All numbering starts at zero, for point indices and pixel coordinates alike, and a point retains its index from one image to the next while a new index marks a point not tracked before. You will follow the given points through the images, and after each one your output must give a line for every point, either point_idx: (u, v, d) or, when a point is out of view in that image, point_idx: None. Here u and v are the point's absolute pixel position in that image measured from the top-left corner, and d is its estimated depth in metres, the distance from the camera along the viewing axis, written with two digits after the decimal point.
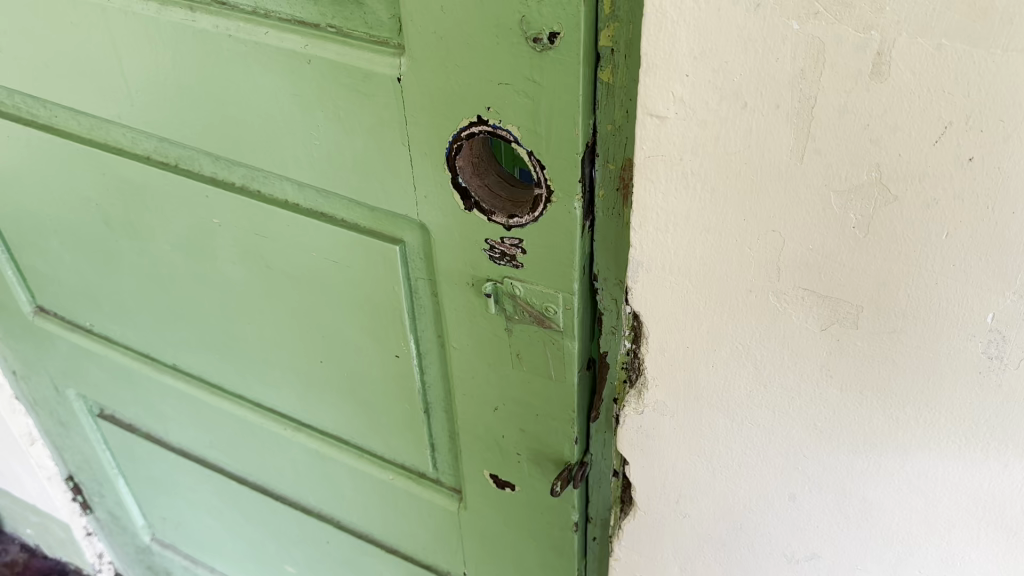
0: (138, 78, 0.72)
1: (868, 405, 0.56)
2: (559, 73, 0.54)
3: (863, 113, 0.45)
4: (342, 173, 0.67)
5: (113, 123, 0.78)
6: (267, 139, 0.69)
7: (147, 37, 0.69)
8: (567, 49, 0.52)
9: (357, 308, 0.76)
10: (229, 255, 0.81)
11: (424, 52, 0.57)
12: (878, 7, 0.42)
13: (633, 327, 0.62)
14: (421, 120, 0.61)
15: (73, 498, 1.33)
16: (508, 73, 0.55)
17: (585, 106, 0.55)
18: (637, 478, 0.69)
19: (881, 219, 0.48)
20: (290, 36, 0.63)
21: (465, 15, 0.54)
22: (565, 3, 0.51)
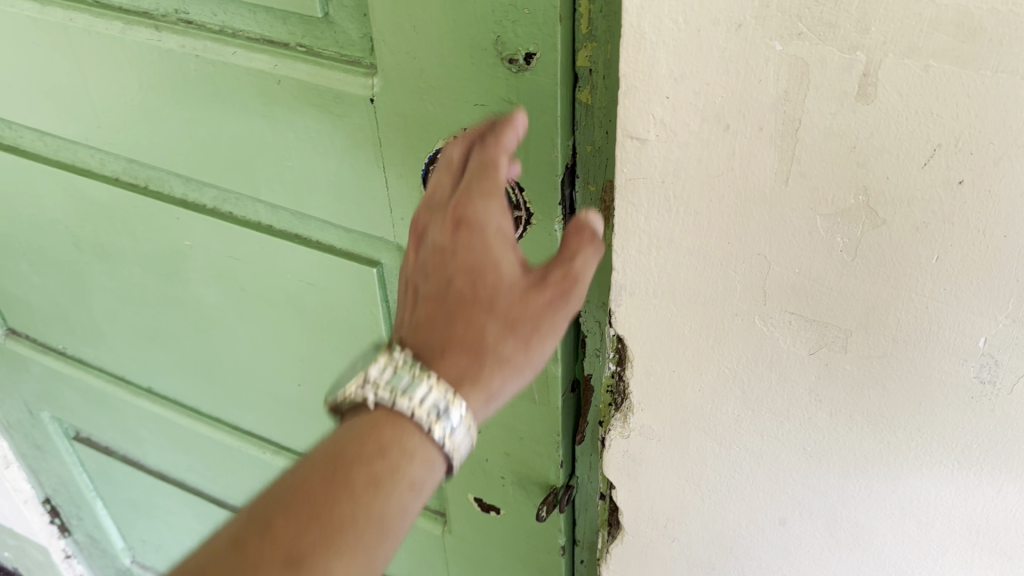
0: (104, 100, 0.70)
1: (859, 430, 0.54)
2: (536, 94, 0.52)
3: (848, 135, 0.44)
4: (316, 194, 0.66)
5: (80, 145, 0.76)
6: (238, 160, 0.67)
7: (112, 56, 0.67)
8: (543, 70, 0.51)
9: (335, 331, 0.74)
10: (202, 277, 0.79)
11: (398, 72, 0.56)
12: (862, 27, 0.40)
13: (618, 349, 0.61)
14: (397, 141, 0.59)
15: (51, 521, 1.31)
16: (484, 94, 0.53)
17: (564, 127, 0.53)
18: (624, 502, 0.68)
19: (868, 244, 0.47)
20: (259, 56, 0.61)
21: (438, 35, 0.52)
22: (541, 24, 0.49)
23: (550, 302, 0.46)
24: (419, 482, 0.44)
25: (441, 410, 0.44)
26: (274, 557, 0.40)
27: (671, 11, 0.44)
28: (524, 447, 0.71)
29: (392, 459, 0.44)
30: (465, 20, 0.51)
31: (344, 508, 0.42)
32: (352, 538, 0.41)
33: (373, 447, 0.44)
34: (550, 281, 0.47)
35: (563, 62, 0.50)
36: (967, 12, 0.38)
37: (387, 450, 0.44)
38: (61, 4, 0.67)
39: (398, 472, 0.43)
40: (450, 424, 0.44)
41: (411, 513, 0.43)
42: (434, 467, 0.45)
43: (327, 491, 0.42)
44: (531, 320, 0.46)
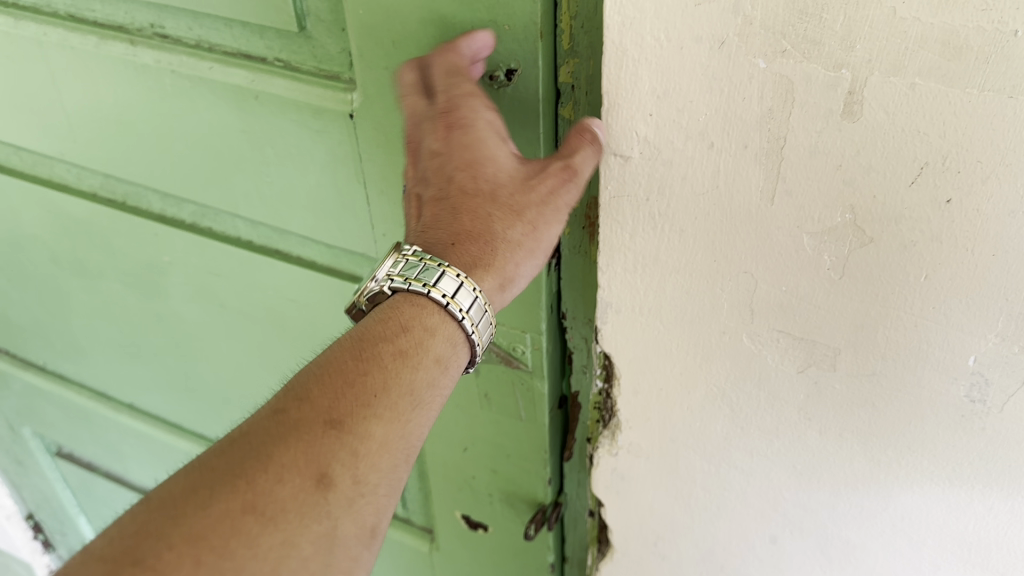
0: (80, 115, 0.69)
1: (848, 448, 0.54)
2: (518, 110, 0.51)
3: (834, 154, 0.43)
4: (297, 210, 0.65)
5: (57, 160, 0.75)
6: (217, 176, 0.66)
7: (87, 71, 0.65)
8: (525, 86, 0.49)
9: (317, 347, 0.73)
10: (182, 294, 0.78)
11: (376, 88, 0.54)
12: (847, 45, 0.40)
13: (605, 366, 0.60)
14: (377, 157, 0.58)
15: (34, 537, 1.29)
16: None
17: (546, 143, 0.52)
18: (613, 519, 0.67)
19: (856, 262, 0.46)
20: (236, 71, 0.59)
21: (418, 50, 0.51)
22: (522, 40, 0.47)
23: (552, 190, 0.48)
24: (443, 357, 0.47)
25: (458, 287, 0.47)
26: (318, 420, 0.42)
27: (653, 28, 0.43)
28: (511, 464, 0.70)
29: (417, 334, 0.46)
30: (445, 36, 0.50)
31: (376, 377, 0.44)
32: (388, 402, 0.44)
33: (397, 325, 0.46)
34: (550, 171, 0.48)
35: (546, 79, 0.49)
36: (953, 30, 0.37)
37: (411, 328, 0.46)
38: (35, 17, 0.66)
39: (423, 347, 0.46)
40: (470, 301, 0.47)
41: (438, 384, 0.46)
42: (457, 342, 0.48)
43: (359, 366, 0.44)
44: (536, 211, 0.48)
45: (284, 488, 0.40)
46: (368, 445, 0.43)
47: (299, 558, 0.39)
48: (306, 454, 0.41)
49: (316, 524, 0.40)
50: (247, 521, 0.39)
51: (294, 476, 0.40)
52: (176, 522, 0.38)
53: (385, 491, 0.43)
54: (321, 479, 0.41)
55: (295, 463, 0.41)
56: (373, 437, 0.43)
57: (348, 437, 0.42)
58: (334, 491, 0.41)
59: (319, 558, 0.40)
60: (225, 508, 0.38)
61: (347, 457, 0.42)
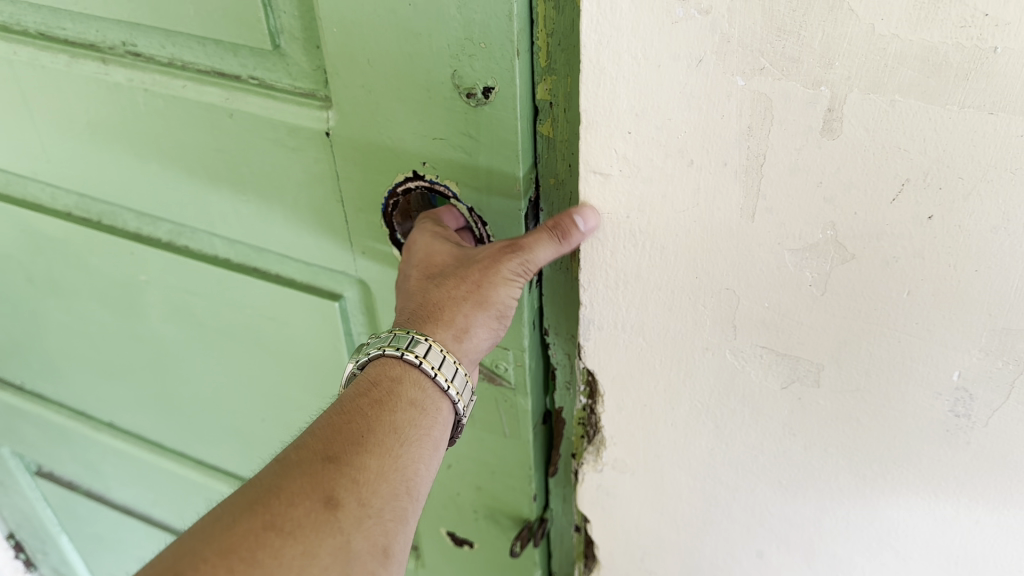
0: (53, 134, 0.68)
1: (834, 462, 0.53)
2: (496, 128, 0.50)
3: (814, 171, 0.43)
4: (274, 228, 0.64)
5: (30, 179, 0.74)
6: (193, 195, 0.65)
7: (58, 90, 0.64)
8: (502, 104, 0.49)
9: (299, 366, 0.72)
10: (161, 313, 0.76)
11: (353, 106, 0.53)
12: (826, 62, 0.39)
13: (588, 382, 0.60)
14: (354, 175, 0.57)
15: (16, 556, 1.27)
16: (444, 128, 0.52)
17: (526, 161, 0.52)
18: (599, 534, 0.67)
19: (838, 279, 0.46)
20: (211, 89, 0.58)
21: (393, 70, 0.50)
22: (498, 58, 0.47)
23: (496, 257, 0.50)
24: (419, 401, 0.50)
25: (413, 341, 0.50)
26: (315, 457, 0.45)
27: (631, 47, 0.43)
28: (496, 481, 0.69)
29: (387, 386, 0.50)
30: (421, 55, 0.49)
31: (360, 424, 0.48)
32: (375, 439, 0.47)
33: (366, 383, 0.50)
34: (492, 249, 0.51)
35: (524, 96, 0.49)
36: (932, 47, 0.37)
37: (380, 382, 0.50)
38: (4, 36, 0.65)
39: (396, 394, 0.50)
40: (423, 347, 0.50)
41: (420, 424, 0.49)
42: (431, 392, 0.51)
43: (343, 417, 0.48)
44: (477, 273, 0.51)
45: (296, 509, 0.43)
46: (365, 473, 0.46)
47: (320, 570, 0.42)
48: (311, 482, 0.44)
49: (331, 540, 0.43)
50: (269, 535, 0.41)
51: (304, 499, 0.43)
52: (205, 542, 0.40)
53: (391, 514, 0.46)
54: (329, 500, 0.44)
55: (302, 489, 0.44)
56: (369, 468, 0.46)
57: (345, 467, 0.46)
58: (342, 510, 0.44)
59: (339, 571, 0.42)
60: (247, 527, 0.41)
61: (349, 483, 0.45)
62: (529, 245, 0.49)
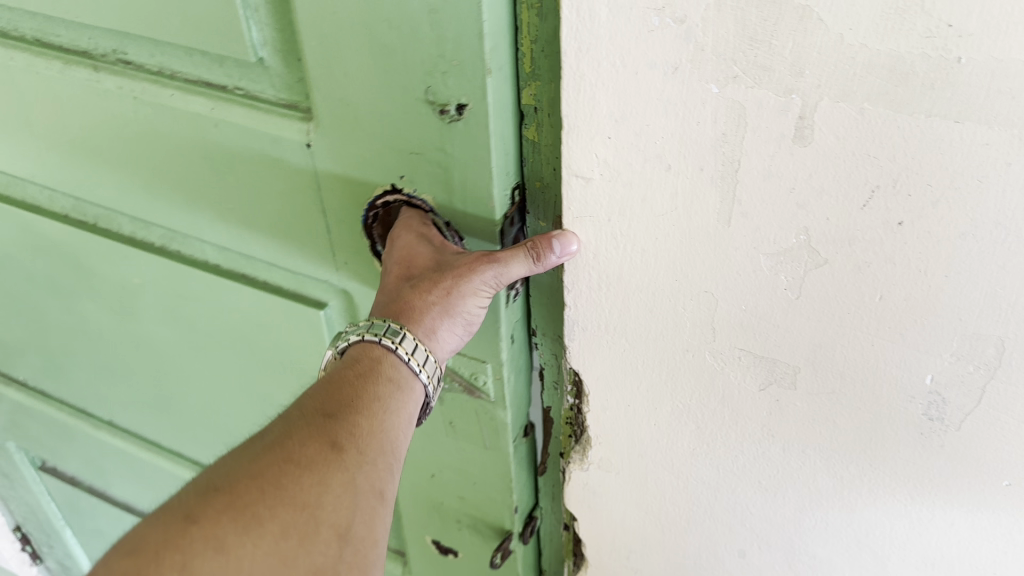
0: (50, 140, 0.69)
1: (812, 463, 0.54)
2: (470, 144, 0.51)
3: (787, 177, 0.44)
4: (260, 235, 0.65)
5: (29, 181, 0.75)
6: (183, 200, 0.66)
7: (53, 96, 0.66)
8: (475, 121, 0.49)
9: (284, 370, 0.74)
10: (155, 315, 0.78)
11: (334, 119, 0.54)
12: (797, 71, 0.40)
13: (575, 382, 0.60)
14: (336, 186, 0.58)
15: (22, 549, 1.30)
16: (420, 143, 0.53)
17: (501, 176, 0.52)
18: (586, 533, 0.68)
19: (812, 283, 0.47)
20: (198, 99, 0.59)
21: (370, 85, 0.51)
22: (471, 77, 0.48)
23: (469, 265, 0.51)
24: (400, 378, 0.53)
25: (389, 328, 0.52)
26: (316, 415, 0.49)
27: (609, 54, 0.43)
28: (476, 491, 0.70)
29: (370, 362, 0.52)
30: (396, 71, 0.50)
31: (352, 389, 0.51)
32: (364, 404, 0.50)
33: (350, 361, 0.53)
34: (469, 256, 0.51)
35: (497, 113, 0.50)
36: (900, 57, 0.38)
37: (362, 359, 0.53)
38: (3, 41, 0.66)
39: (378, 371, 0.52)
40: (400, 334, 0.52)
41: (401, 397, 0.52)
42: (406, 373, 0.53)
43: (335, 386, 0.51)
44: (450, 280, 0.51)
45: (308, 448, 0.47)
46: (359, 427, 0.49)
47: (333, 497, 0.45)
48: (317, 431, 0.48)
49: (341, 475, 0.46)
50: (288, 467, 0.45)
51: (314, 442, 0.47)
52: (236, 473, 0.45)
53: (385, 464, 0.49)
54: (333, 444, 0.47)
55: (311, 435, 0.47)
56: (363, 424, 0.49)
57: (343, 420, 0.49)
58: (346, 453, 0.47)
59: (348, 501, 0.46)
60: (270, 461, 0.45)
61: (348, 433, 0.49)
62: (504, 260, 0.50)
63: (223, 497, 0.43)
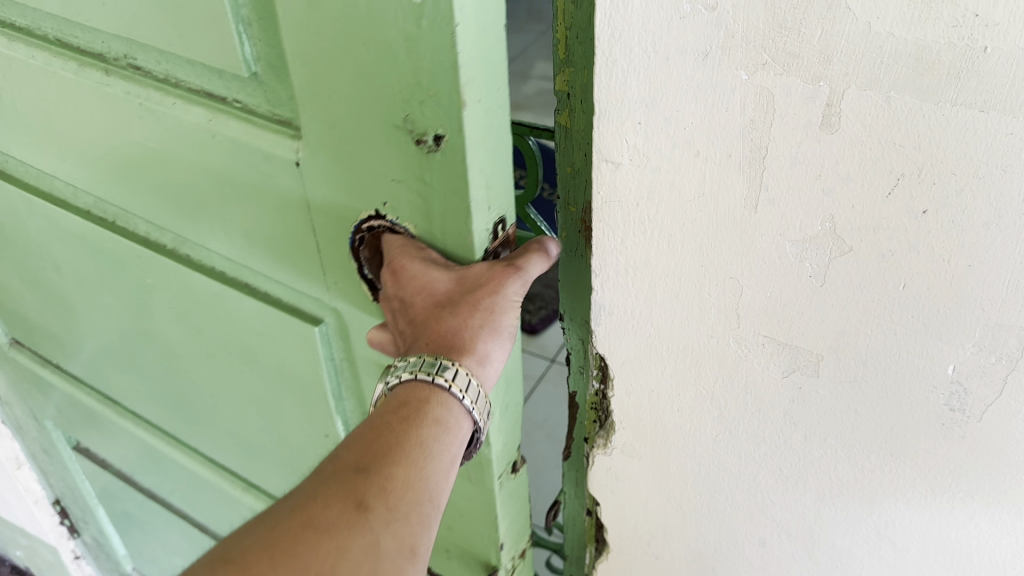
0: (72, 139, 0.70)
1: (833, 452, 0.55)
2: (448, 175, 0.51)
3: (813, 164, 0.44)
4: (259, 248, 0.65)
5: (54, 175, 0.77)
6: (189, 206, 0.67)
7: (71, 96, 0.67)
8: (453, 152, 0.49)
9: (283, 380, 0.74)
10: (168, 313, 0.79)
11: (321, 141, 0.54)
12: (825, 59, 0.41)
13: (600, 367, 0.61)
14: (325, 209, 0.58)
15: (61, 522, 1.35)
16: (401, 171, 0.52)
17: (478, 210, 0.52)
18: (609, 518, 0.70)
19: (836, 271, 0.47)
20: (198, 109, 0.59)
21: (355, 109, 0.51)
22: (447, 108, 0.47)
23: (499, 281, 0.51)
24: (444, 418, 0.51)
25: (441, 368, 0.50)
26: (348, 468, 0.47)
27: (641, 41, 0.45)
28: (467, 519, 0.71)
29: (415, 404, 0.50)
30: (375, 99, 0.49)
31: (391, 435, 0.49)
32: (403, 451, 0.48)
33: (395, 403, 0.51)
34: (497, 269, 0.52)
35: (473, 144, 0.49)
36: (926, 46, 0.38)
37: (409, 401, 0.50)
38: (26, 39, 0.67)
39: (423, 412, 0.50)
40: (452, 372, 0.50)
41: (444, 438, 0.50)
42: (455, 410, 0.51)
43: (374, 432, 0.49)
44: (490, 299, 0.51)
45: (331, 509, 0.45)
46: (393, 479, 0.47)
47: (352, 563, 0.44)
48: (344, 487, 0.46)
49: (364, 537, 0.44)
50: (305, 533, 0.44)
51: (338, 501, 0.45)
52: (253, 540, 0.44)
53: (418, 517, 0.47)
54: (359, 503, 0.45)
55: (336, 493, 0.46)
56: (397, 476, 0.47)
57: (377, 473, 0.47)
58: (372, 511, 0.45)
59: (369, 566, 0.44)
60: (287, 526, 0.44)
61: (378, 488, 0.46)
62: (522, 264, 0.52)
63: (231, 568, 0.42)
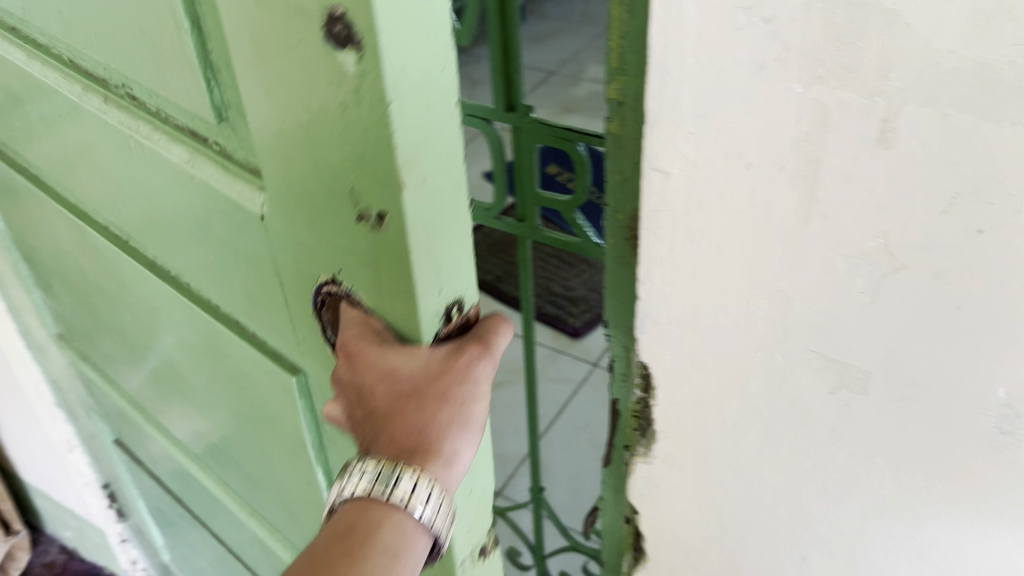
0: (85, 154, 0.69)
1: (878, 471, 0.54)
2: (391, 258, 0.44)
3: (867, 179, 0.44)
4: (240, 294, 0.61)
5: (73, 190, 0.77)
6: (180, 242, 0.64)
7: (79, 117, 0.66)
8: (393, 235, 0.43)
9: (270, 426, 0.69)
10: (173, 339, 0.77)
11: (279, 199, 0.48)
12: (881, 74, 0.40)
13: (644, 375, 0.61)
14: (289, 266, 0.52)
15: (108, 506, 1.39)
16: (348, 245, 0.46)
17: (424, 299, 0.45)
18: (647, 525, 0.70)
19: (888, 288, 0.47)
20: (178, 148, 0.56)
21: (304, 171, 0.45)
22: (387, 185, 0.41)
23: (467, 364, 0.45)
24: (399, 546, 0.42)
25: (395, 483, 0.42)
26: None
27: (696, 51, 0.44)
28: None
29: (363, 531, 0.42)
30: (318, 164, 0.44)
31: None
32: None
33: (341, 528, 0.42)
34: (466, 350, 0.45)
35: (416, 231, 0.43)
36: (986, 63, 0.37)
37: (355, 525, 0.42)
38: (44, 59, 0.67)
39: (372, 538, 0.42)
40: (406, 484, 0.41)
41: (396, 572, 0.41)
42: (411, 532, 0.42)
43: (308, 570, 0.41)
44: (459, 385, 0.44)
45: None
46: None
47: None
48: None
49: None
50: None
51: None
52: None
53: None
54: None
55: None
56: None
57: None
58: None
59: None
60: None
61: None
62: (490, 343, 0.46)
63: None
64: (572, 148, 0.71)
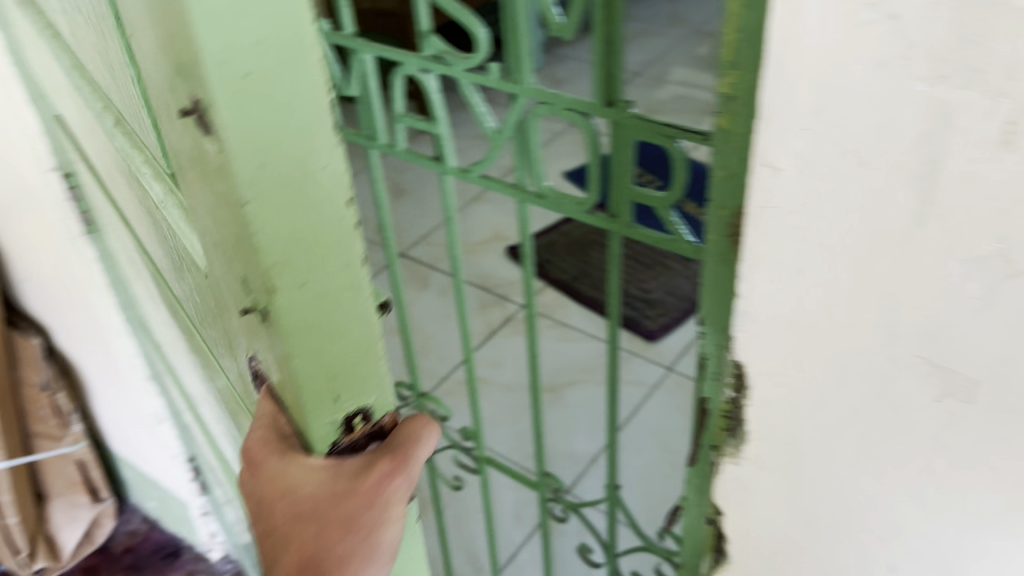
0: (123, 171, 0.78)
1: (979, 483, 0.53)
2: (273, 343, 0.50)
3: (988, 182, 0.43)
4: (216, 322, 0.67)
5: (124, 196, 0.88)
6: (182, 264, 0.70)
7: (111, 143, 0.74)
8: (272, 324, 0.49)
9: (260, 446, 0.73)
10: (202, 342, 0.82)
11: (208, 270, 0.55)
12: (1009, 75, 0.39)
13: (736, 376, 0.61)
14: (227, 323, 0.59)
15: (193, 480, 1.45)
16: (249, 326, 0.53)
17: (307, 382, 0.51)
18: (732, 527, 0.70)
19: (1003, 294, 0.45)
20: (155, 186, 0.63)
21: (209, 248, 0.51)
22: (258, 279, 0.47)
23: (372, 491, 0.54)
24: None
25: None
26: None
27: (815, 47, 0.44)
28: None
29: None
30: (219, 256, 0.50)
31: None
32: None
33: None
34: (376, 471, 0.54)
35: (301, 308, 0.49)
36: None
37: None
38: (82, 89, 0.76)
39: None
40: None
41: None
42: None
43: None
44: (365, 516, 0.54)
45: None
46: None
47: None
48: None
49: None
50: None
51: None
52: None
53: None
54: None
55: None
56: None
57: None
58: None
59: None
60: None
61: None
62: (399, 472, 0.54)
63: None
64: (671, 146, 0.71)
